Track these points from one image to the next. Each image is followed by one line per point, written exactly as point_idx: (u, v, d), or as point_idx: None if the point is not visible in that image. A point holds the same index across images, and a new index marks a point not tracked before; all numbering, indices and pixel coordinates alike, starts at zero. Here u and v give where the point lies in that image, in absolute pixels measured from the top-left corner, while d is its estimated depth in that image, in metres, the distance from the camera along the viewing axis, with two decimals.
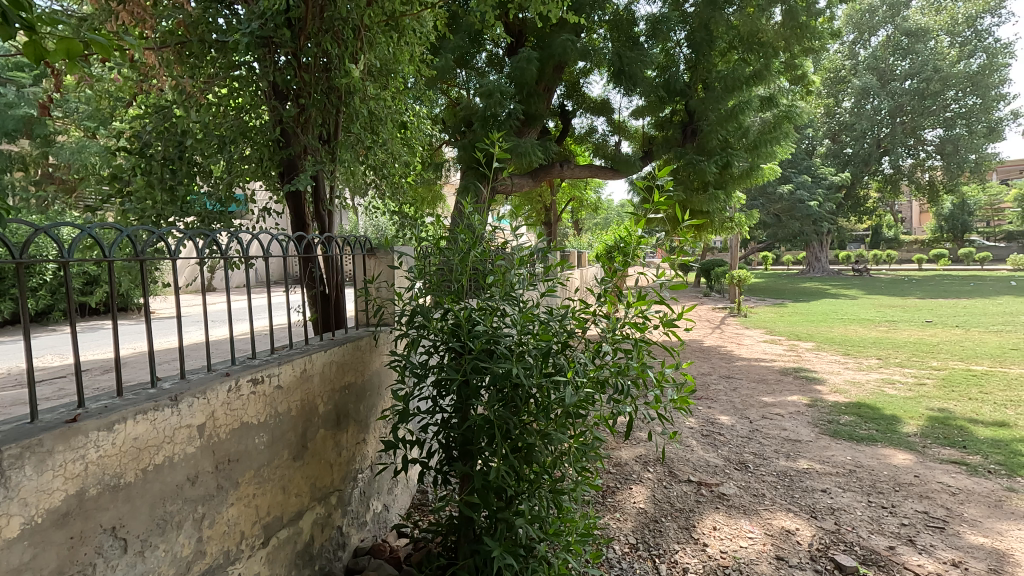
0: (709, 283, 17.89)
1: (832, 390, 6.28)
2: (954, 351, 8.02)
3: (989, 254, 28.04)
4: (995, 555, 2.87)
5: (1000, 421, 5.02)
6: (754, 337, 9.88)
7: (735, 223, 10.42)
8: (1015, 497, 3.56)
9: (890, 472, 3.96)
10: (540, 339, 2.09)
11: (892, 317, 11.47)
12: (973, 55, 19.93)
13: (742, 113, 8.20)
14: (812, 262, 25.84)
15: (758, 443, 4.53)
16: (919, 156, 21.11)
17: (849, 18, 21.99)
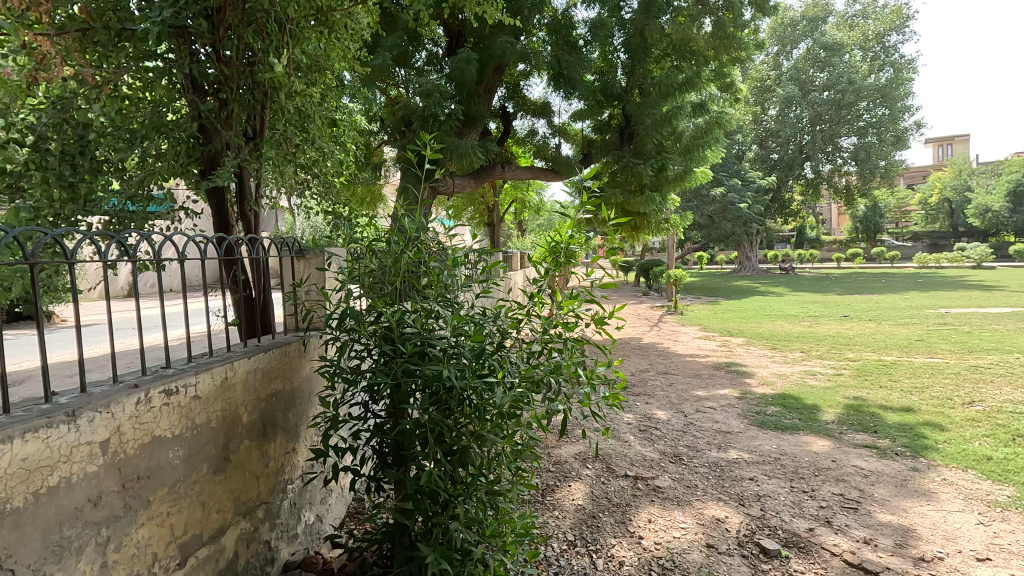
0: (647, 282, 18.48)
1: (760, 383, 6.62)
2: (867, 343, 8.65)
3: (899, 252, 30.45)
4: (900, 530, 3.11)
5: (906, 407, 5.46)
6: (689, 333, 10.27)
7: (671, 225, 10.80)
8: (918, 476, 3.89)
9: (811, 458, 4.21)
10: (473, 340, 2.06)
11: (813, 313, 12.26)
12: (881, 69, 21.59)
13: (676, 118, 8.55)
14: (743, 261, 27.15)
15: (691, 436, 4.72)
16: (836, 161, 22.64)
17: (773, 31, 23.31)
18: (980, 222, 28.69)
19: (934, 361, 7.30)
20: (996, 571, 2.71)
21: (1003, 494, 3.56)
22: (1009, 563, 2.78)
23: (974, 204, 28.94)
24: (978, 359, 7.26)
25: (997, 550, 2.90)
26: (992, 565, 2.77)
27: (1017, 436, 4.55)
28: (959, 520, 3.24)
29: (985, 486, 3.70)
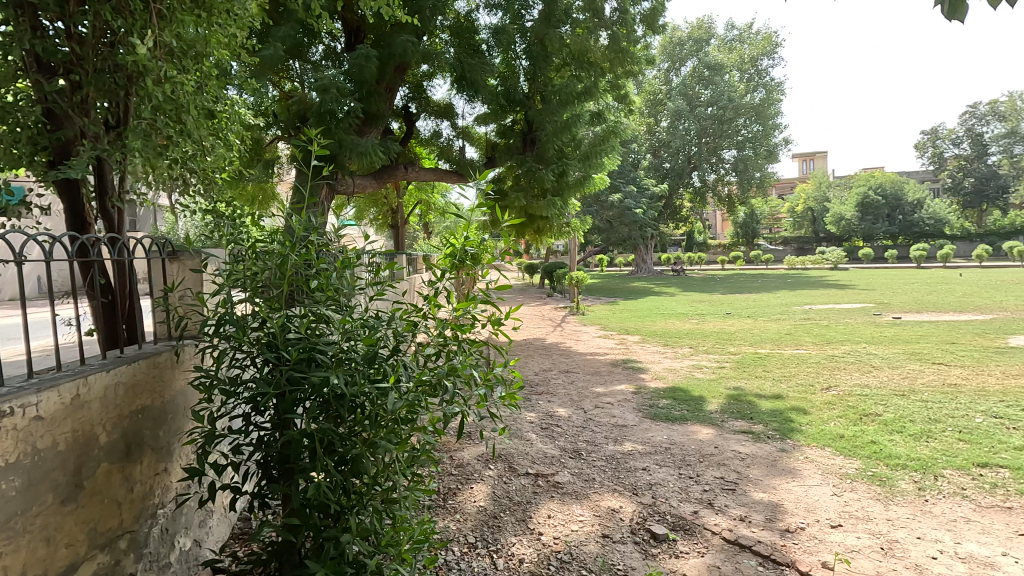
0: (551, 284, 18.99)
1: (653, 378, 7.04)
2: (745, 338, 9.51)
3: (772, 255, 33.78)
4: (771, 506, 3.44)
5: (776, 394, 6.07)
6: (590, 333, 10.70)
7: (571, 228, 11.21)
8: (786, 455, 4.32)
9: (696, 446, 4.54)
10: (365, 344, 2.00)
11: (700, 311, 13.25)
12: (755, 90, 23.90)
13: (575, 126, 8.88)
14: (639, 263, 28.76)
15: (590, 431, 4.91)
16: (719, 172, 24.69)
17: (664, 49, 24.98)
18: (836, 229, 32.57)
19: (799, 352, 8.17)
20: (846, 535, 3.08)
21: (853, 467, 4.05)
22: (857, 527, 3.16)
23: (831, 214, 32.82)
24: (834, 349, 8.23)
25: (848, 517, 3.30)
26: (843, 530, 3.14)
27: (864, 415, 5.21)
28: (818, 493, 3.64)
29: (838, 461, 4.19)
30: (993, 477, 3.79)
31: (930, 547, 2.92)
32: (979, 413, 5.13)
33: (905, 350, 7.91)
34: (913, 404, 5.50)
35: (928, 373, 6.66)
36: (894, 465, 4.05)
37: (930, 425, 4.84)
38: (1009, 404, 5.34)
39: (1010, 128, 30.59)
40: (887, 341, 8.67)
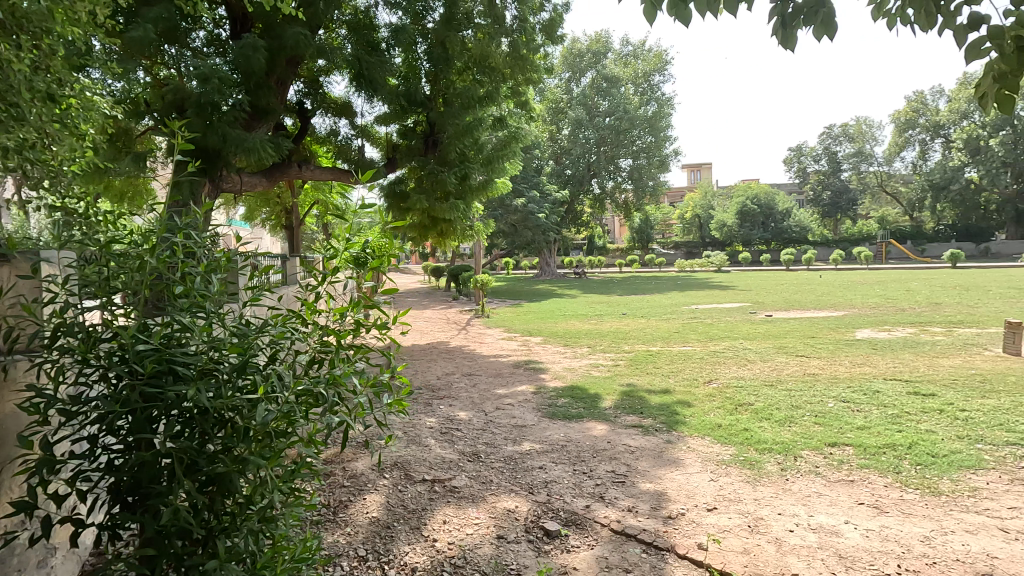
0: (457, 287, 18.96)
1: (554, 377, 7.24)
2: (639, 337, 10.08)
3: (665, 259, 36.08)
4: (656, 495, 3.66)
5: (664, 389, 6.48)
6: (493, 335, 10.81)
7: (474, 231, 11.27)
8: (671, 446, 4.63)
9: (591, 442, 4.73)
10: (234, 354, 1.84)
11: (599, 312, 13.83)
12: (648, 103, 25.47)
13: (476, 130, 8.94)
14: (544, 266, 29.50)
15: (490, 433, 4.94)
16: (617, 179, 25.99)
17: (565, 60, 25.91)
18: (720, 235, 35.49)
19: (686, 349, 8.78)
20: (720, 517, 3.35)
21: (728, 454, 4.42)
22: (729, 509, 3.45)
23: (716, 221, 35.70)
24: (716, 345, 8.94)
25: (722, 500, 3.58)
26: (717, 512, 3.40)
27: (739, 405, 5.71)
28: (698, 480, 3.93)
29: (715, 448, 4.56)
30: (841, 454, 4.30)
31: (788, 521, 3.25)
32: (832, 398, 5.80)
33: (775, 344, 8.77)
34: (780, 393, 6.10)
35: (792, 364, 7.45)
36: (762, 450, 4.46)
37: (793, 412, 5.40)
38: (855, 389, 6.10)
39: (858, 148, 35.07)
40: (760, 336, 9.56)
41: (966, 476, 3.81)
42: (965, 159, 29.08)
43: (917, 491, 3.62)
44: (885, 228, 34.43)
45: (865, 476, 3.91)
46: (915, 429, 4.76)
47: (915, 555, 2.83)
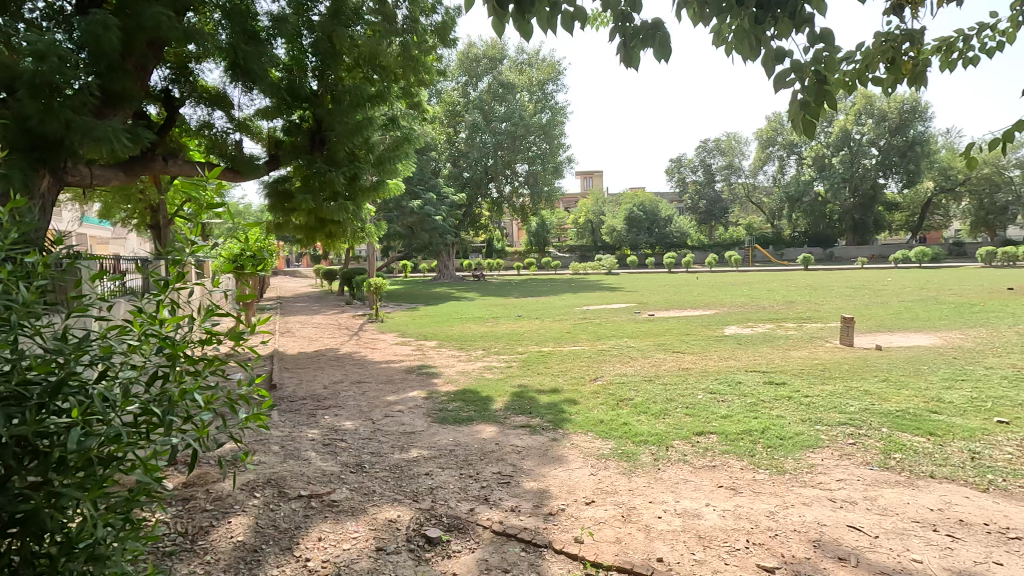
0: (350, 291, 18.27)
1: (446, 381, 7.21)
2: (532, 338, 10.34)
3: (560, 262, 37.40)
4: (538, 494, 3.76)
5: (553, 388, 6.70)
6: (387, 340, 10.53)
7: (366, 233, 10.92)
8: (556, 444, 4.78)
9: (479, 445, 4.76)
10: (46, 373, 1.60)
11: (495, 314, 14.01)
12: (543, 111, 26.27)
13: (367, 129, 8.64)
14: (442, 269, 29.30)
15: (376, 442, 4.80)
16: (514, 184, 26.49)
17: (461, 63, 26.22)
18: (611, 239, 37.47)
19: (575, 349, 9.15)
20: (597, 509, 3.51)
21: (608, 448, 4.65)
22: (606, 501, 3.63)
23: (607, 226, 37.63)
24: (603, 344, 9.40)
25: (599, 493, 3.76)
26: (595, 505, 3.57)
27: (620, 401, 6.04)
28: (579, 475, 4.10)
29: (597, 443, 4.78)
30: (706, 442, 4.70)
31: (657, 508, 3.49)
32: (701, 390, 6.33)
33: (654, 342, 9.41)
34: (657, 387, 6.55)
35: (669, 360, 8.03)
36: (638, 442, 4.76)
37: (667, 404, 5.82)
38: (720, 381, 6.70)
39: (729, 162, 38.74)
40: (642, 335, 10.22)
41: (805, 455, 4.33)
42: (814, 175, 33.19)
43: (766, 471, 4.05)
44: (751, 234, 38.33)
45: (725, 461, 4.30)
46: (767, 415, 5.33)
47: (761, 529, 3.16)
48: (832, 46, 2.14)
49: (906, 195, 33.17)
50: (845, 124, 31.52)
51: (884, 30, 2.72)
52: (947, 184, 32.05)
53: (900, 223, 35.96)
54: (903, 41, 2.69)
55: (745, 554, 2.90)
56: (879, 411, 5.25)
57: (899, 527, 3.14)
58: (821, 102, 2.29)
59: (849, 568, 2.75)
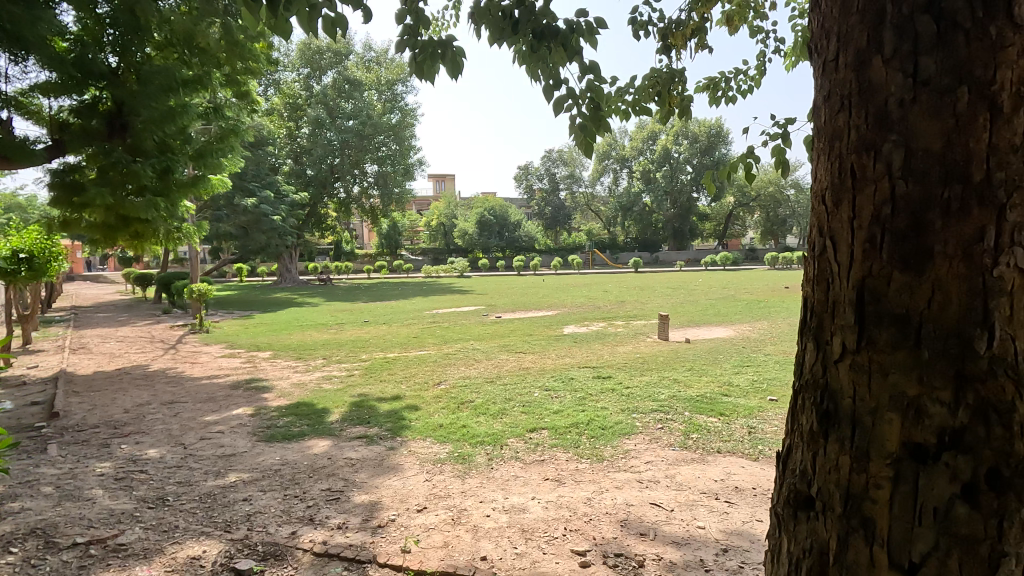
0: (169, 299, 16.08)
1: (278, 395, 6.68)
2: (377, 344, 10.04)
3: (412, 265, 36.92)
4: (369, 506, 3.64)
5: (395, 395, 6.56)
6: (211, 353, 9.45)
7: (185, 233, 9.75)
8: (393, 453, 4.68)
9: (309, 461, 4.48)
10: None
11: (339, 320, 13.37)
12: (392, 111, 25.75)
13: (182, 117, 7.74)
14: (283, 273, 27.14)
15: (186, 470, 4.27)
16: (363, 184, 25.54)
17: (302, 53, 24.78)
18: (463, 242, 37.96)
19: (421, 353, 9.09)
20: (427, 516, 3.50)
21: (445, 452, 4.68)
22: (437, 506, 3.64)
23: (459, 229, 38.06)
24: (449, 348, 9.46)
25: (432, 499, 3.76)
26: (426, 511, 3.56)
27: (461, 404, 6.12)
28: (413, 482, 4.06)
29: (434, 448, 4.78)
30: (538, 437, 4.96)
31: (487, 507, 3.58)
32: (537, 388, 6.67)
33: (499, 343, 9.72)
34: (497, 388, 6.76)
35: (511, 361, 8.34)
36: (475, 443, 4.85)
37: (505, 404, 6.03)
38: (556, 379, 7.13)
39: (571, 172, 41.57)
40: (488, 336, 10.49)
41: (622, 442, 4.78)
42: (642, 187, 37.02)
43: (588, 460, 4.39)
44: (591, 240, 41.52)
45: (553, 454, 4.57)
46: (593, 408, 5.78)
47: (578, 516, 3.41)
48: (602, 78, 2.23)
49: (713, 208, 38.55)
50: (666, 144, 35.64)
51: (653, 71, 3.10)
52: (744, 199, 37.91)
53: (710, 231, 41.64)
54: (669, 80, 3.10)
55: (561, 542, 3.10)
56: (684, 397, 6.00)
57: (689, 499, 3.61)
58: (602, 125, 2.38)
59: (647, 542, 3.08)
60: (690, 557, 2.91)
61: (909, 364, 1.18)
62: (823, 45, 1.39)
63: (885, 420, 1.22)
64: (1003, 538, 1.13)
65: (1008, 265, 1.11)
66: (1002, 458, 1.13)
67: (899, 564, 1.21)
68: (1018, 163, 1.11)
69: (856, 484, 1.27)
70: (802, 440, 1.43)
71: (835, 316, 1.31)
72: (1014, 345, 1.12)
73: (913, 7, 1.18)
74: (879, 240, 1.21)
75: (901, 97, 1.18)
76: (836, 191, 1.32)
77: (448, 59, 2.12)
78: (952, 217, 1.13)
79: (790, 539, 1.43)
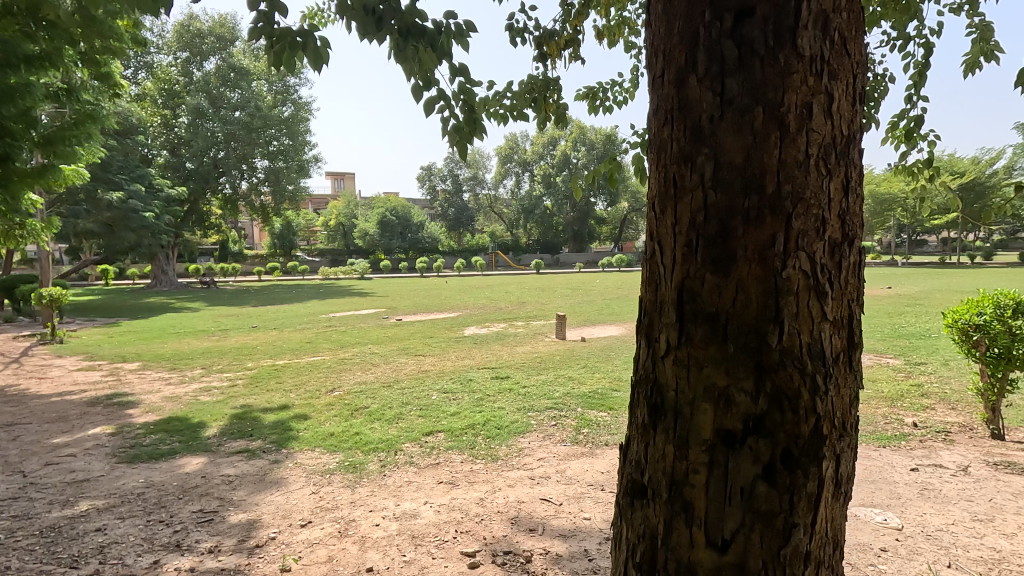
0: (12, 306, 13.96)
1: (145, 411, 6.03)
2: (266, 351, 9.42)
3: (308, 266, 35.10)
4: (247, 525, 3.40)
5: (282, 405, 6.18)
6: (64, 366, 8.34)
7: (33, 229, 8.53)
8: (277, 466, 4.41)
9: (178, 482, 4.08)
10: None
11: (223, 326, 12.36)
12: (284, 104, 24.34)
13: (25, 97, 6.67)
14: (158, 275, 24.63)
15: (25, 502, 3.73)
16: (252, 180, 23.88)
17: (178, 35, 22.70)
18: (364, 243, 36.74)
19: (314, 359, 8.65)
20: (311, 530, 3.32)
21: (334, 462, 4.48)
22: (322, 520, 3.46)
23: (359, 229, 36.80)
24: (345, 353, 9.10)
25: (318, 512, 3.58)
26: (311, 526, 3.38)
27: (355, 410, 5.90)
28: (298, 496, 3.84)
29: (323, 458, 4.57)
30: (434, 441, 4.91)
31: (376, 516, 3.48)
32: (435, 390, 6.60)
33: (398, 347, 9.50)
34: (394, 392, 6.60)
35: (410, 364, 8.19)
36: (367, 451, 4.70)
37: (402, 408, 5.90)
38: (454, 381, 7.10)
39: (474, 174, 41.74)
40: (387, 340, 10.23)
41: (516, 440, 4.86)
42: (544, 191, 38.03)
43: (482, 461, 4.41)
44: (495, 242, 41.96)
45: (448, 457, 4.54)
46: (491, 408, 5.83)
47: (470, 517, 3.41)
48: (472, 80, 2.30)
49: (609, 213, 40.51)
50: (566, 149, 36.91)
51: (530, 77, 3.19)
52: (637, 204, 40.24)
53: (607, 234, 43.72)
54: (545, 86, 3.21)
55: (452, 545, 3.09)
56: (577, 394, 6.22)
57: (577, 492, 3.74)
58: (476, 127, 2.42)
59: (536, 537, 3.15)
60: (576, 547, 3.02)
61: (719, 358, 1.22)
62: (651, 54, 1.40)
63: (701, 412, 1.25)
64: (794, 511, 1.23)
65: (796, 267, 1.19)
66: (794, 440, 1.21)
67: (713, 542, 1.25)
68: (803, 176, 1.19)
69: (678, 471, 1.30)
70: (633, 433, 1.45)
71: (660, 314, 1.33)
72: (801, 339, 1.20)
73: (721, 28, 1.20)
74: (694, 245, 1.25)
75: (712, 114, 1.22)
76: (661, 198, 1.34)
77: (310, 51, 1.96)
78: (753, 222, 1.18)
79: (627, 526, 1.44)
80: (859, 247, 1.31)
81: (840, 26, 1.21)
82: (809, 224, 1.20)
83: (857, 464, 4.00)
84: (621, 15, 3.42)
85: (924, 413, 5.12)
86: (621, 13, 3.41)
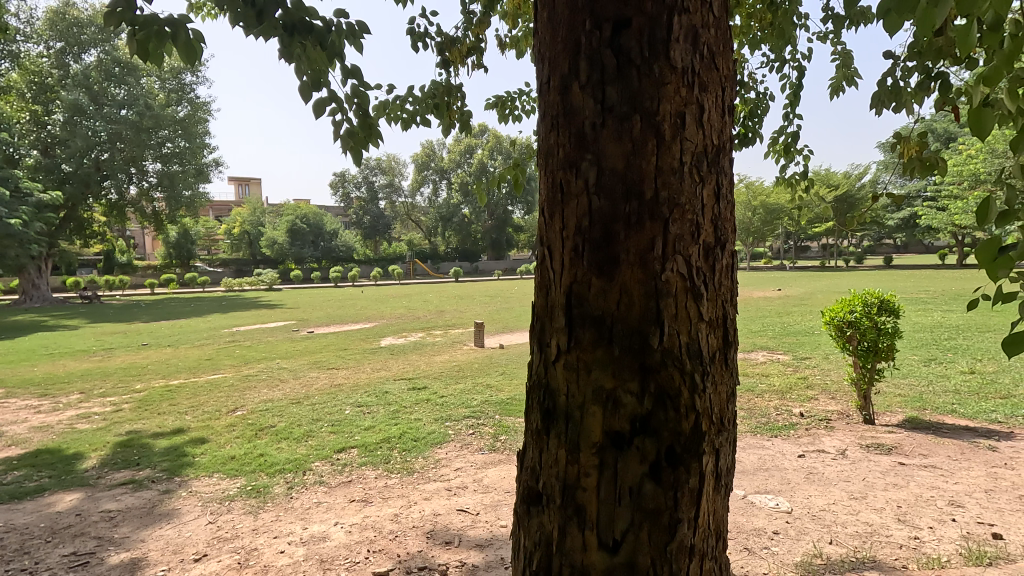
0: None
1: (7, 445, 5.28)
2: (158, 370, 8.62)
3: (208, 278, 32.62)
4: (130, 565, 3.07)
5: (176, 429, 5.67)
6: None
7: None
8: (167, 497, 4.02)
9: (47, 523, 3.60)
10: None
11: (107, 345, 11.16)
12: (179, 103, 22.57)
13: None
14: (28, 290, 21.84)
15: None
16: (142, 184, 21.90)
17: (51, 23, 20.33)
18: (271, 252, 34.74)
19: (214, 377, 8.02)
20: (206, 565, 3.05)
21: (235, 487, 4.16)
22: (220, 551, 3.20)
23: (267, 238, 34.78)
24: (249, 369, 8.52)
25: (214, 543, 3.30)
26: (206, 559, 3.11)
27: (259, 430, 5.52)
28: (191, 528, 3.51)
29: (222, 484, 4.23)
30: (346, 457, 4.69)
31: (281, 542, 3.26)
32: (348, 405, 6.33)
33: (310, 360, 9.07)
34: (304, 409, 6.25)
35: (322, 378, 7.82)
36: (273, 473, 4.40)
37: (312, 425, 5.60)
38: (370, 393, 6.85)
39: (390, 181, 40.89)
40: (297, 354, 9.71)
41: (433, 451, 4.77)
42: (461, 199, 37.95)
43: (398, 475, 4.27)
44: (413, 250, 41.31)
45: (361, 473, 4.36)
46: (406, 421, 5.67)
47: (383, 535, 3.28)
48: (366, 84, 2.25)
49: (527, 220, 41.17)
50: (482, 159, 37.12)
51: (433, 82, 3.17)
52: None
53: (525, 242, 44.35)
54: (448, 92, 3.21)
55: (363, 565, 2.95)
56: (495, 401, 6.22)
57: (494, 500, 3.73)
58: (371, 132, 2.37)
59: (452, 549, 3.09)
60: (492, 557, 2.98)
61: (606, 360, 1.25)
62: (543, 59, 1.41)
63: (590, 414, 1.28)
64: (678, 508, 1.28)
65: (675, 269, 1.25)
66: (676, 438, 1.26)
67: (605, 544, 1.28)
68: (678, 182, 1.25)
69: (570, 475, 1.31)
70: (531, 440, 1.45)
71: (552, 318, 1.35)
72: (679, 339, 1.26)
73: (600, 40, 1.24)
74: (581, 249, 1.28)
75: (594, 121, 1.26)
76: (550, 205, 1.36)
77: (181, 43, 1.82)
78: (634, 227, 1.23)
79: (525, 534, 1.44)
80: (732, 250, 1.39)
81: (708, 41, 1.29)
82: (684, 229, 1.26)
83: (753, 454, 4.28)
84: (526, 27, 3.50)
85: (809, 403, 5.61)
86: (528, 25, 3.49)
